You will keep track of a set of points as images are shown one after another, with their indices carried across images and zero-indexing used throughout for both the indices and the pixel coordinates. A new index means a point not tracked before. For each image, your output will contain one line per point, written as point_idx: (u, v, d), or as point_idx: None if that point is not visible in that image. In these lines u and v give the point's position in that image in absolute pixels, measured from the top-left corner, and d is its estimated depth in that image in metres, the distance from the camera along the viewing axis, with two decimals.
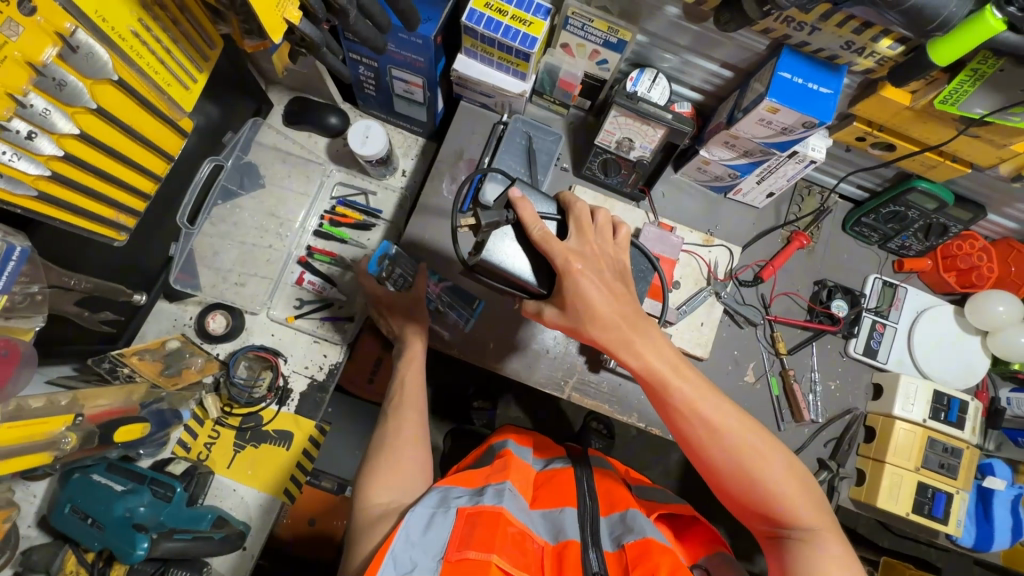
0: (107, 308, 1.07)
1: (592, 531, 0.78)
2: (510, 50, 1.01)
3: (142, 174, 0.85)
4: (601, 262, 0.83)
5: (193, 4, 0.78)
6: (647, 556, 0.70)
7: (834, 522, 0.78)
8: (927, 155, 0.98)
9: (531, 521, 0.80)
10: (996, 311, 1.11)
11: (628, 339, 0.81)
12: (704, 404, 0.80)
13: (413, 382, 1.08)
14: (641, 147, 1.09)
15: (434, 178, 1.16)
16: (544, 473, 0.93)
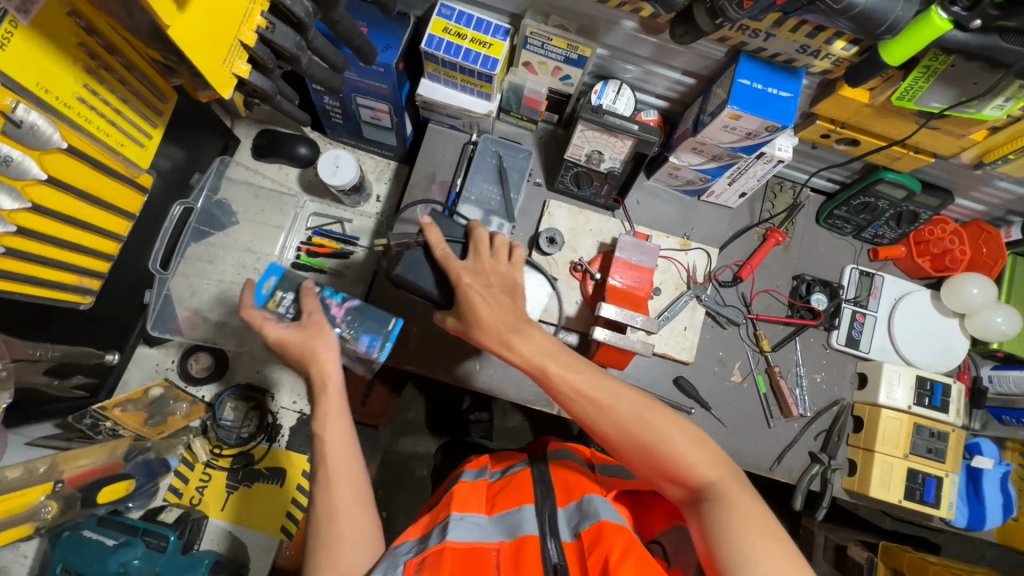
0: (79, 371, 1.03)
1: (551, 523, 0.76)
2: (472, 72, 1.01)
3: (101, 236, 0.87)
4: (490, 277, 0.87)
5: (139, 61, 0.80)
6: (602, 540, 0.69)
7: (745, 482, 0.71)
8: (891, 149, 0.99)
9: (484, 529, 0.77)
10: (972, 294, 1.12)
11: (507, 340, 0.84)
12: (578, 378, 0.80)
13: (338, 452, 0.81)
14: (611, 159, 1.09)
15: (407, 203, 1.16)
16: (499, 483, 0.90)
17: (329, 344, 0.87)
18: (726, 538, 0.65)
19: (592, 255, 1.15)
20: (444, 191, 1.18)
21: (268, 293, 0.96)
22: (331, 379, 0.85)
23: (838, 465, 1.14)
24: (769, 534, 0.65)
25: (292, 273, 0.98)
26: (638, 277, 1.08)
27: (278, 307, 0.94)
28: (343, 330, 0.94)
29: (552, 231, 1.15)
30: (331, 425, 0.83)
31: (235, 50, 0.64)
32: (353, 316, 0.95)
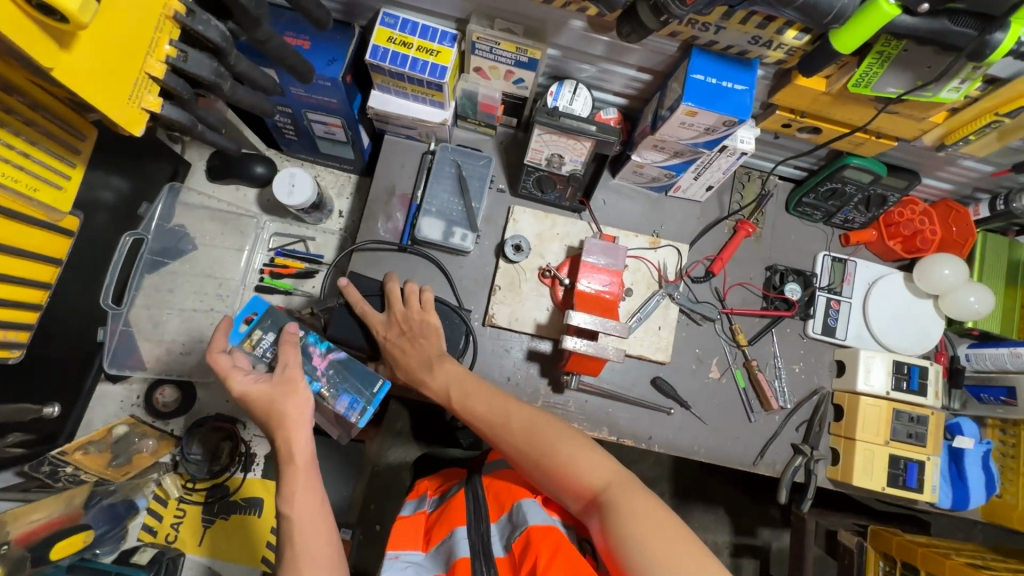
0: (16, 428, 0.93)
1: (481, 541, 0.78)
2: (421, 82, 0.98)
3: (25, 286, 0.84)
4: (404, 325, 0.98)
5: (45, 99, 0.77)
6: (533, 547, 0.72)
7: (629, 477, 0.77)
8: (854, 136, 0.97)
9: (422, 567, 0.79)
10: (943, 274, 1.11)
11: (421, 378, 0.96)
12: (477, 400, 0.89)
13: (309, 525, 0.75)
14: (572, 161, 1.06)
15: (368, 219, 1.13)
16: (435, 511, 0.92)
17: (301, 407, 0.83)
18: (622, 539, 0.69)
19: (560, 260, 1.13)
20: (405, 205, 1.14)
21: (248, 331, 0.94)
22: (298, 449, 0.80)
23: (821, 455, 1.13)
24: (650, 521, 0.70)
25: (277, 310, 0.97)
26: (608, 280, 1.04)
27: (255, 349, 0.93)
28: (323, 385, 0.94)
29: (518, 238, 1.13)
30: (297, 493, 0.77)
31: (141, 84, 0.64)
32: (335, 370, 0.95)
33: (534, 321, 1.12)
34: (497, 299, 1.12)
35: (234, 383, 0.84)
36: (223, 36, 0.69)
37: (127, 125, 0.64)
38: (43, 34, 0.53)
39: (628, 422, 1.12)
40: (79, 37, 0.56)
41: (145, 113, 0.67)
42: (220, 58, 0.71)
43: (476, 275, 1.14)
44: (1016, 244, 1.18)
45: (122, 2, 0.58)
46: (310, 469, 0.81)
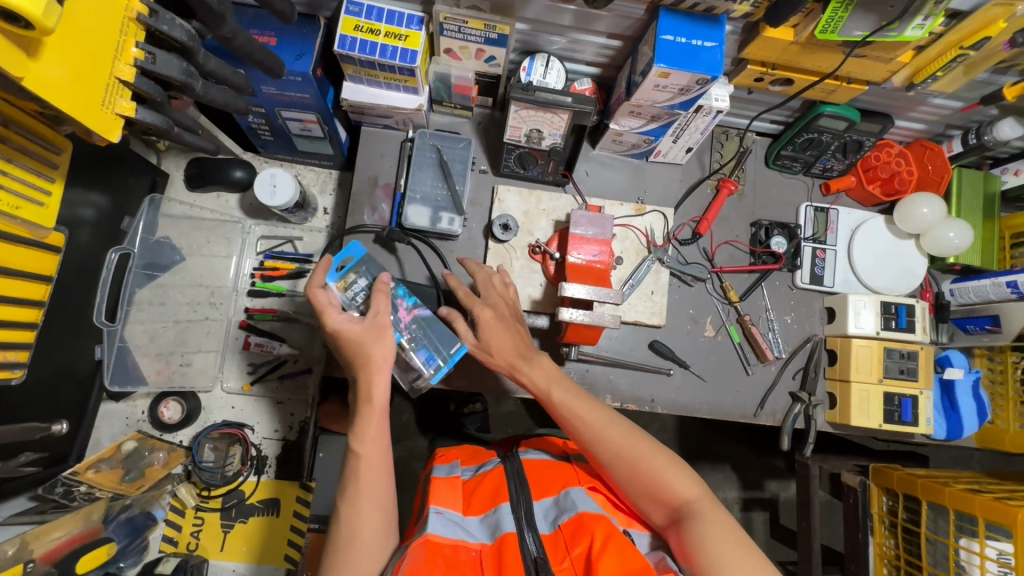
0: (26, 448, 0.94)
1: (526, 519, 0.80)
2: (393, 68, 0.97)
3: (19, 305, 0.84)
4: (499, 303, 0.98)
5: (18, 116, 0.75)
6: (585, 535, 0.76)
7: (709, 495, 0.79)
8: (826, 84, 0.99)
9: (465, 531, 0.80)
10: (923, 214, 1.13)
11: (516, 364, 0.94)
12: (568, 402, 0.89)
13: (372, 464, 0.83)
14: (551, 135, 1.06)
15: (354, 212, 1.13)
16: (472, 478, 0.92)
17: (387, 348, 0.88)
18: (713, 553, 0.71)
19: (549, 236, 1.14)
20: (389, 194, 1.15)
21: (343, 272, 0.97)
22: (375, 394, 0.87)
23: (819, 400, 1.16)
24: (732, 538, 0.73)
25: (373, 258, 1.00)
26: (597, 250, 1.05)
27: (348, 290, 0.96)
28: (405, 336, 0.96)
29: (505, 217, 1.13)
30: (366, 439, 0.84)
31: (112, 89, 0.64)
32: (418, 325, 0.98)
33: (529, 297, 1.13)
34: None
35: (330, 319, 0.88)
36: (188, 35, 0.68)
37: (104, 133, 0.64)
38: (13, 43, 0.53)
39: (629, 387, 1.14)
40: (46, 46, 0.56)
41: (120, 119, 0.67)
42: (187, 58, 0.70)
43: (467, 258, 1.15)
44: (990, 177, 1.21)
45: (85, 3, 0.58)
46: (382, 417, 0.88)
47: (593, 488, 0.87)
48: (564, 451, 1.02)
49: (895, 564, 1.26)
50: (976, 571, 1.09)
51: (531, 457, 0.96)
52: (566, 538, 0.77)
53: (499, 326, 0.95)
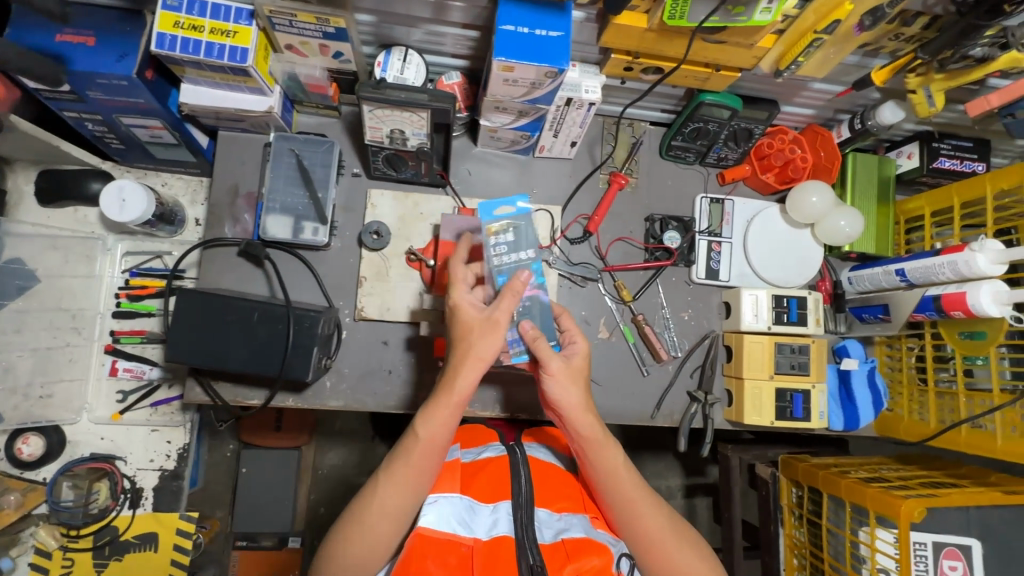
0: None
1: (528, 524, 0.78)
2: (224, 68, 0.89)
3: None
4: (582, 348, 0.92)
5: None
6: (584, 557, 0.75)
7: None
8: (684, 71, 0.93)
9: (461, 519, 0.78)
10: (812, 203, 1.09)
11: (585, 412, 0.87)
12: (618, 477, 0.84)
13: (430, 451, 0.81)
14: (416, 135, 0.98)
15: (213, 226, 1.05)
16: (472, 461, 0.90)
17: (495, 344, 0.81)
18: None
19: (426, 242, 1.08)
20: (252, 204, 1.07)
21: (497, 218, 0.89)
22: (462, 391, 0.81)
23: (715, 399, 1.13)
24: None
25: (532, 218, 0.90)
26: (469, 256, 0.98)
27: (495, 241, 0.88)
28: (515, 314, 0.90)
29: (377, 225, 1.07)
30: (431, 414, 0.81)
31: None
32: (531, 305, 0.91)
33: (407, 308, 1.07)
34: (365, 291, 1.07)
35: (455, 294, 0.84)
36: None
37: None
38: None
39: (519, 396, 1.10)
40: None
41: None
42: None
43: (342, 269, 1.08)
44: (886, 161, 1.16)
45: None
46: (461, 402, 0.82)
47: (593, 518, 0.87)
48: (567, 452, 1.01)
49: (804, 553, 1.25)
50: (868, 563, 1.08)
51: (538, 456, 0.94)
52: (563, 552, 0.76)
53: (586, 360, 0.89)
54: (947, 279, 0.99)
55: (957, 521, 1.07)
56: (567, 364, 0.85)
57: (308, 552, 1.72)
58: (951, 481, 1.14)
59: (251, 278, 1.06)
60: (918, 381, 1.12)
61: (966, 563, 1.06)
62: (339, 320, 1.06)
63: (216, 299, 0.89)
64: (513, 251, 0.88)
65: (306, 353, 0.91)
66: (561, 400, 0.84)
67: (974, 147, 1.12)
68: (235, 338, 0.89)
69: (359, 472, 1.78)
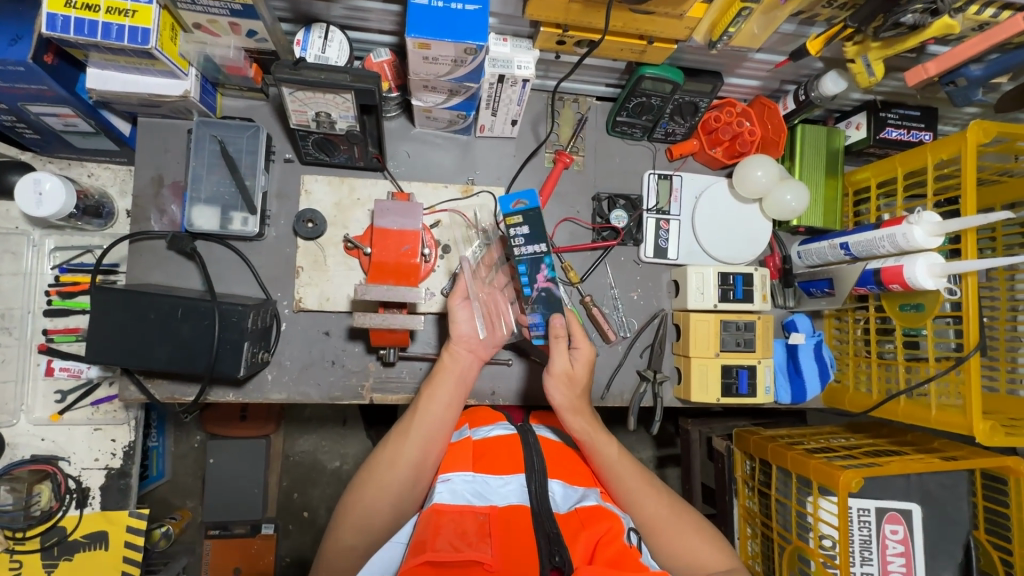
0: None
1: (542, 493, 0.75)
2: (127, 51, 0.83)
3: None
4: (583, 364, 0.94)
5: None
6: (596, 521, 0.71)
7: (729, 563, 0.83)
8: (610, 42, 0.89)
9: (478, 493, 0.76)
10: (757, 177, 1.07)
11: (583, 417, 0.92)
12: (622, 470, 0.87)
13: (428, 425, 0.85)
14: (343, 117, 0.93)
15: (138, 218, 1.01)
16: (483, 438, 0.88)
17: (454, 355, 0.91)
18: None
19: (364, 229, 1.06)
20: (179, 194, 1.03)
21: (512, 213, 0.95)
22: (447, 372, 0.90)
23: (664, 377, 1.12)
24: None
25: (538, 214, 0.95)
26: (405, 244, 0.96)
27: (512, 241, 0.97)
28: (532, 295, 1.00)
29: (311, 212, 1.04)
30: (433, 392, 0.88)
31: None
32: (543, 296, 0.99)
33: (346, 297, 1.04)
34: (302, 282, 1.04)
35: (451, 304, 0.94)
36: None
37: None
38: None
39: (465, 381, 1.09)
40: None
41: None
42: None
43: (277, 259, 1.05)
44: (834, 132, 1.14)
45: None
46: (462, 383, 0.90)
47: (603, 494, 0.85)
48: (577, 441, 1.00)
49: (755, 522, 1.26)
50: (812, 531, 1.10)
51: (546, 439, 0.92)
52: (576, 520, 0.72)
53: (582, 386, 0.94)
54: (887, 251, 0.99)
55: (899, 487, 1.10)
56: (568, 368, 0.92)
57: (286, 536, 1.67)
58: (894, 449, 1.16)
59: (181, 271, 1.02)
60: (864, 352, 1.13)
61: (906, 527, 1.09)
62: (276, 312, 1.03)
63: (137, 296, 0.87)
64: (530, 243, 0.97)
65: (236, 349, 0.90)
66: (563, 402, 0.92)
67: (921, 116, 1.10)
68: (159, 335, 0.88)
69: (331, 455, 1.71)
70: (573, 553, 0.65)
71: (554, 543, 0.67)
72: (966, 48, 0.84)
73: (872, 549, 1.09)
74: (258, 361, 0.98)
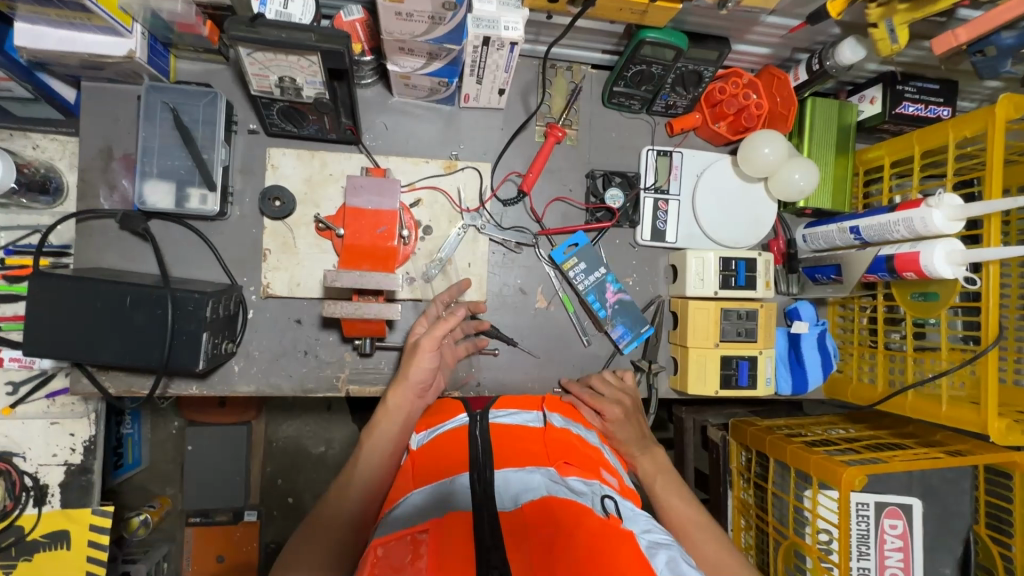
0: None
1: (488, 490, 0.61)
2: (56, 2, 0.72)
3: None
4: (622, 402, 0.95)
5: None
6: (546, 524, 0.57)
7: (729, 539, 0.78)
8: (608, 1, 0.80)
9: (417, 509, 0.61)
10: (764, 155, 0.99)
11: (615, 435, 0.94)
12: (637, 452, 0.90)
13: (371, 468, 0.78)
14: (310, 83, 0.83)
15: (85, 194, 0.91)
16: (431, 445, 0.74)
17: (400, 403, 0.82)
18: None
19: (337, 208, 0.97)
20: (131, 168, 0.93)
21: (567, 256, 1.03)
22: (392, 412, 0.82)
23: (659, 368, 1.07)
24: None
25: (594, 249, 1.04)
26: (380, 225, 0.88)
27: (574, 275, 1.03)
28: (609, 312, 1.05)
29: (277, 190, 0.95)
30: (374, 440, 0.80)
31: None
32: (620, 306, 1.05)
33: (319, 283, 0.96)
34: (270, 266, 0.95)
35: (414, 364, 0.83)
36: None
37: None
38: None
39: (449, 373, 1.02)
40: None
41: None
42: None
43: (242, 241, 0.96)
44: (846, 106, 1.06)
45: None
46: (408, 427, 0.82)
47: (564, 465, 0.70)
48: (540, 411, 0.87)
49: (750, 514, 1.22)
50: (809, 527, 1.06)
51: (503, 422, 0.79)
52: (520, 524, 0.57)
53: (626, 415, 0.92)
54: (901, 237, 0.92)
55: (900, 481, 1.06)
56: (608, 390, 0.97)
57: (269, 523, 1.61)
58: (896, 441, 1.12)
59: (136, 254, 0.93)
60: (868, 342, 1.07)
61: (905, 522, 1.05)
62: (242, 299, 0.95)
63: (82, 283, 0.79)
64: (591, 274, 1.03)
65: (194, 341, 0.82)
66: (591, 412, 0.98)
67: (940, 90, 1.02)
68: (107, 327, 0.80)
69: (316, 441, 1.65)
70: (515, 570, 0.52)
71: (491, 553, 0.53)
72: (1000, 12, 0.76)
73: (871, 545, 1.05)
74: (220, 353, 0.90)
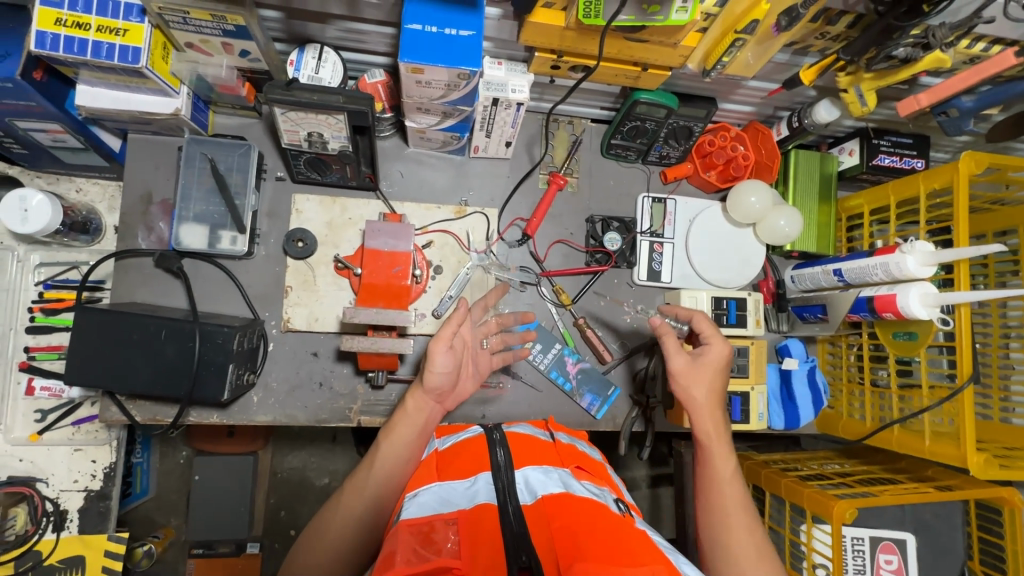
0: None
1: (509, 488, 0.67)
2: (116, 70, 0.81)
3: None
4: (707, 375, 0.90)
5: None
6: (565, 512, 0.63)
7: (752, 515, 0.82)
8: (604, 68, 0.89)
9: (445, 499, 0.67)
10: (751, 204, 1.06)
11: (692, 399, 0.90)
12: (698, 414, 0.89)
13: (386, 467, 0.78)
14: (336, 138, 0.91)
15: (124, 236, 1.00)
16: (449, 450, 0.79)
17: (420, 404, 0.82)
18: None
19: (355, 249, 1.05)
20: (168, 212, 1.02)
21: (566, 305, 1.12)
22: (411, 416, 0.82)
23: (657, 404, 1.11)
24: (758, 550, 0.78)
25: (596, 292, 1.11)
26: (395, 266, 0.95)
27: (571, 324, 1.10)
28: (573, 385, 1.11)
29: (300, 232, 1.03)
30: (392, 443, 0.80)
31: None
32: (582, 374, 1.11)
33: (336, 319, 1.03)
34: (291, 302, 1.02)
35: (434, 357, 0.81)
36: None
37: None
38: None
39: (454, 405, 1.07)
40: None
41: None
42: None
43: (266, 278, 1.04)
44: (827, 157, 1.15)
45: None
46: (425, 432, 0.83)
47: (577, 469, 0.76)
48: (548, 429, 0.92)
49: None
50: (805, 561, 1.08)
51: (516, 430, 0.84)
52: (541, 514, 0.63)
53: (713, 366, 0.91)
54: (880, 280, 0.99)
55: (893, 516, 1.09)
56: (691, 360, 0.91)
57: (271, 556, 1.62)
58: (889, 477, 1.15)
59: (168, 290, 1.01)
60: (857, 378, 1.13)
61: (901, 556, 1.07)
62: (264, 332, 1.01)
63: (120, 316, 0.85)
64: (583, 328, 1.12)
65: (221, 372, 0.88)
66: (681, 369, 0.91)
67: (914, 144, 1.11)
68: (141, 357, 0.87)
69: (320, 472, 1.68)
70: (543, 556, 0.58)
71: (522, 542, 0.60)
72: (956, 81, 0.84)
73: None
74: (242, 383, 0.96)
